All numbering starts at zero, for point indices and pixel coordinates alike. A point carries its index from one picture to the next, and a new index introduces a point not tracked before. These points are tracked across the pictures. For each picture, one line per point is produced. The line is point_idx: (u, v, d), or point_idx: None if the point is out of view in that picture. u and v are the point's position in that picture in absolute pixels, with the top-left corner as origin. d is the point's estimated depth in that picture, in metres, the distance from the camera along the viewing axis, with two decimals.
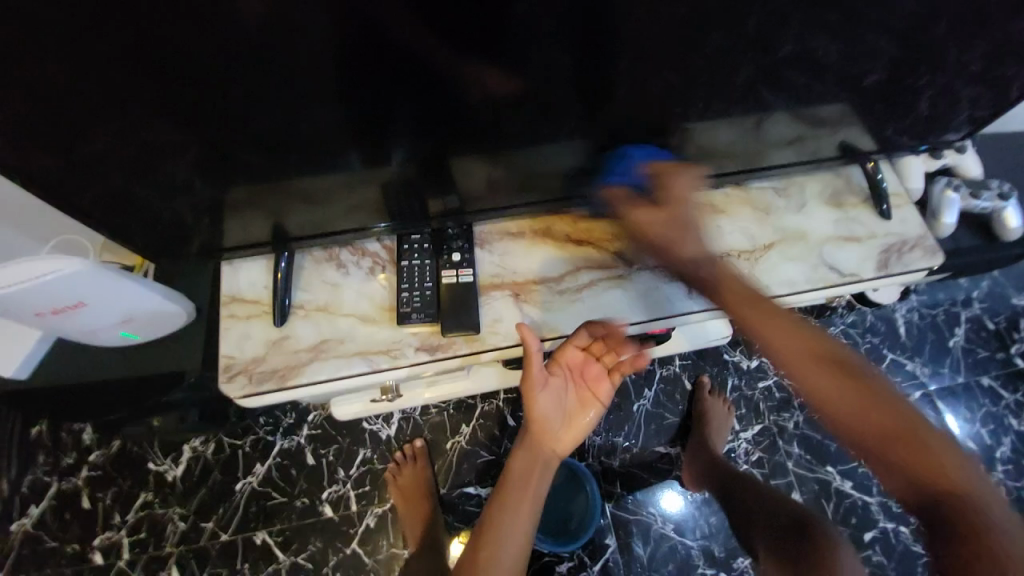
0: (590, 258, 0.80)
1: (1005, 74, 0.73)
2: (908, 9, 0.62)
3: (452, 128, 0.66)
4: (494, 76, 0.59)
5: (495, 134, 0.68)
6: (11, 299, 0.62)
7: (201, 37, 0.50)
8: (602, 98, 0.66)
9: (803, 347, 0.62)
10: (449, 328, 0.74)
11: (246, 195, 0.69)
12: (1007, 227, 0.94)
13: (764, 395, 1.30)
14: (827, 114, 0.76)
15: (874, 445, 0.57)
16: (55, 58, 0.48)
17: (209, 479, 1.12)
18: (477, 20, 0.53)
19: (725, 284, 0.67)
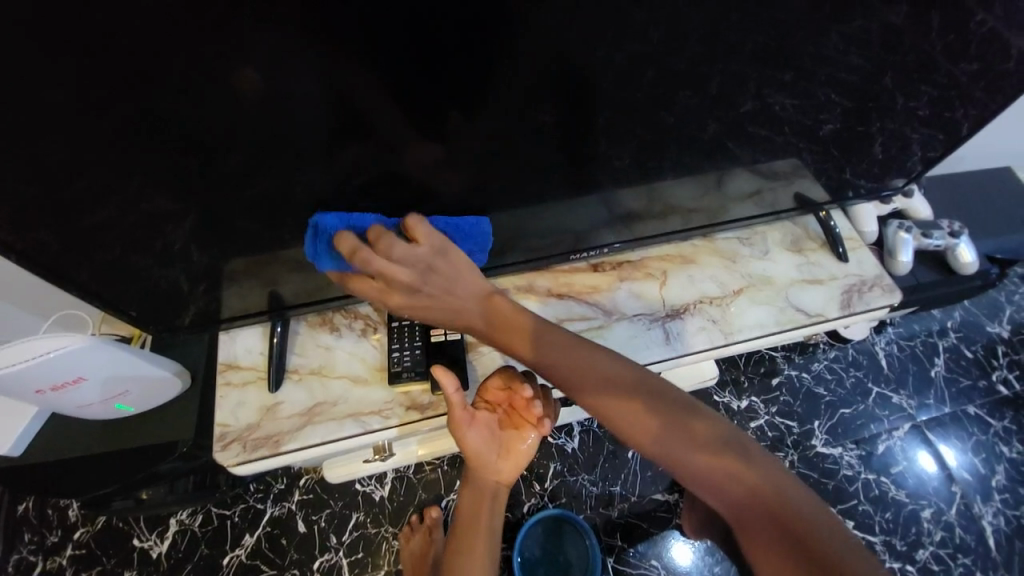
0: (571, 311, 0.84)
1: (941, 121, 0.81)
2: (845, 71, 0.71)
3: (438, 197, 0.72)
4: (476, 146, 0.66)
5: (479, 199, 0.74)
6: (12, 377, 0.64)
7: (212, 123, 0.55)
8: (574, 161, 0.72)
9: (678, 439, 0.64)
10: (439, 385, 0.76)
11: (245, 265, 0.74)
12: (963, 263, 1.00)
13: (757, 434, 1.31)
14: (780, 169, 0.84)
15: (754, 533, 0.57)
16: (74, 147, 0.53)
17: (196, 554, 1.08)
18: (459, 98, 0.60)
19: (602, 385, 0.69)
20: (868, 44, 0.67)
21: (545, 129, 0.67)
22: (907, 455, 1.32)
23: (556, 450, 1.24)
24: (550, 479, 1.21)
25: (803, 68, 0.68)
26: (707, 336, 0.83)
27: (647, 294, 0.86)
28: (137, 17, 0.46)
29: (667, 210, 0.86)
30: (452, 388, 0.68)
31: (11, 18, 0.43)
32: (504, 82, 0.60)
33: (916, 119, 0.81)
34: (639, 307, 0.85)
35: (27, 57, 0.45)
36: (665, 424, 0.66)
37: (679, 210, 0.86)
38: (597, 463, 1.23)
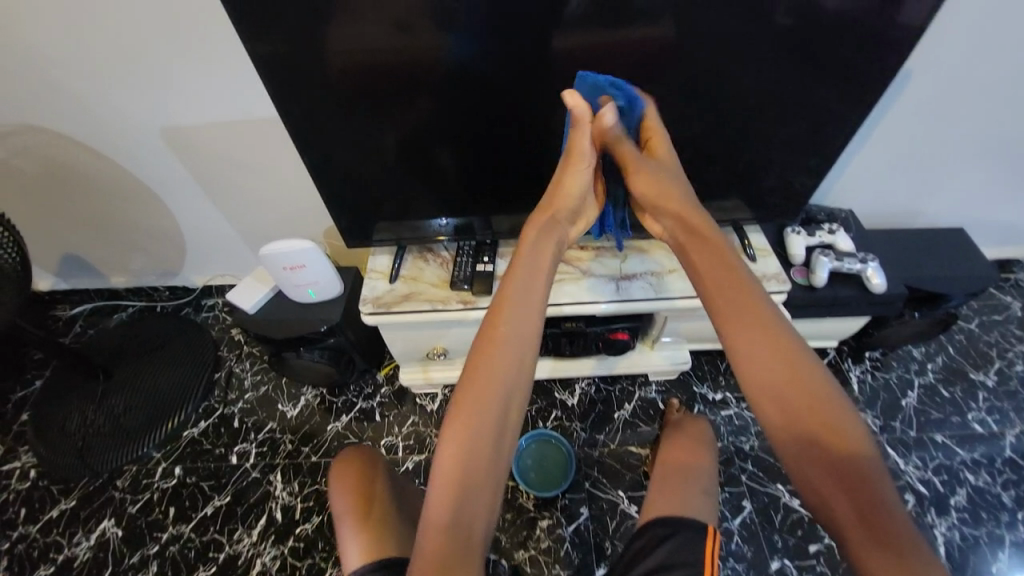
0: (561, 267, 1.28)
1: (808, 177, 1.28)
2: (733, 140, 1.19)
3: (487, 198, 1.25)
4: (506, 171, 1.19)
5: (509, 201, 1.25)
6: (273, 256, 1.29)
7: (378, 157, 1.15)
8: None
9: (816, 390, 0.79)
10: (476, 290, 1.23)
11: (383, 228, 1.31)
12: (874, 284, 1.33)
13: (725, 420, 1.61)
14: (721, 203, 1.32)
15: (821, 473, 0.75)
16: (321, 160, 1.15)
17: (312, 420, 1.65)
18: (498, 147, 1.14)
19: (759, 342, 0.83)
20: (743, 125, 1.16)
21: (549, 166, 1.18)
22: None
23: (558, 401, 1.67)
24: (552, 420, 1.63)
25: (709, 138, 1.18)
26: (648, 290, 1.24)
27: (611, 263, 1.29)
28: (362, 113, 1.06)
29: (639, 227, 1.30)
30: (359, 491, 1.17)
31: (314, 107, 1.04)
32: (526, 140, 1.13)
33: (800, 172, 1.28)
34: (603, 270, 1.27)
35: (318, 122, 1.07)
36: (810, 390, 0.79)
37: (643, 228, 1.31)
38: (588, 416, 1.63)
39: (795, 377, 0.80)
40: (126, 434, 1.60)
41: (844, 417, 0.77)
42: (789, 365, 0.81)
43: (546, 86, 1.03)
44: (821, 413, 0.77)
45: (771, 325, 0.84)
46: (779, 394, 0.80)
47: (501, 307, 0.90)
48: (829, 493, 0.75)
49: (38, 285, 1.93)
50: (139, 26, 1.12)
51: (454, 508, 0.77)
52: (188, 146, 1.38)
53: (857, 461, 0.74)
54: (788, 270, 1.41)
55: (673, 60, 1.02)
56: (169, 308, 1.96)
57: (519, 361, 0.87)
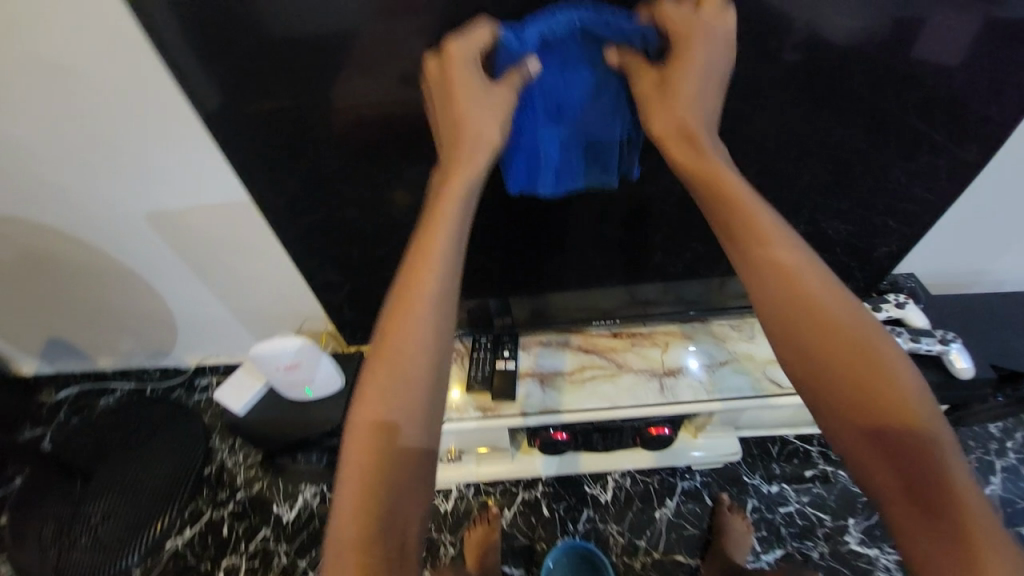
0: (593, 361, 1.12)
1: (871, 247, 1.12)
2: (787, 212, 1.04)
3: (510, 289, 1.07)
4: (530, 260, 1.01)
5: (532, 290, 1.07)
6: (265, 356, 1.14)
7: (382, 242, 1.02)
8: (602, 269, 1.04)
9: (873, 365, 0.60)
10: (496, 395, 1.06)
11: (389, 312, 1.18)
12: (958, 368, 1.16)
13: (785, 520, 1.39)
14: None
15: (878, 460, 0.57)
16: (317, 250, 1.02)
17: (311, 525, 1.46)
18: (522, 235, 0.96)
19: (805, 306, 0.62)
20: (799, 197, 1.01)
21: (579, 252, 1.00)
22: None
23: (590, 498, 1.46)
24: (585, 522, 1.43)
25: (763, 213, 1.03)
26: (694, 390, 1.06)
27: (651, 355, 1.12)
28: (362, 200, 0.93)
29: (682, 313, 1.14)
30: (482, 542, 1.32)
31: (307, 196, 0.92)
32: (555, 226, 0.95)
33: (860, 239, 1.12)
34: (642, 364, 1.11)
35: (312, 211, 0.95)
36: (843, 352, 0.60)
37: (686, 314, 1.15)
38: (626, 517, 1.43)
39: (821, 331, 0.61)
40: (103, 549, 1.43)
41: (897, 376, 0.59)
42: (840, 334, 0.61)
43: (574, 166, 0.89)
44: (868, 381, 0.59)
45: (774, 268, 0.64)
46: (827, 366, 0.60)
47: (414, 259, 0.67)
48: (886, 486, 0.57)
49: (23, 368, 1.81)
50: (122, 111, 1.01)
51: (370, 518, 0.59)
52: (177, 231, 1.26)
53: (923, 434, 0.57)
54: None
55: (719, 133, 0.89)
56: (159, 391, 1.80)
57: (443, 330, 0.66)
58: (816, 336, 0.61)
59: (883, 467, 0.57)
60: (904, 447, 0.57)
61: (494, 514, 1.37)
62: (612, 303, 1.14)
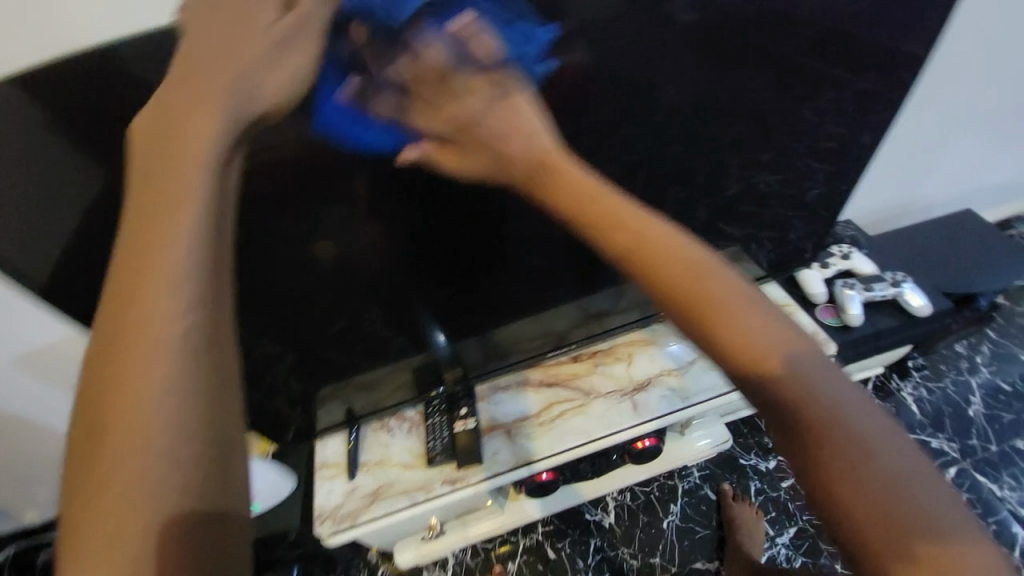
0: (559, 395, 1.03)
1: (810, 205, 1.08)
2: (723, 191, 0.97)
3: (461, 333, 0.96)
4: (478, 297, 0.90)
5: (484, 326, 0.97)
6: None
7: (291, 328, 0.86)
8: (559, 289, 0.95)
9: (761, 326, 0.46)
10: (461, 463, 0.94)
11: (329, 393, 0.95)
12: (913, 305, 1.16)
13: (790, 494, 1.35)
14: (721, 257, 1.08)
15: (790, 444, 0.45)
16: None
17: None
18: (462, 271, 0.84)
19: (665, 256, 0.48)
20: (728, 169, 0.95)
21: (530, 280, 0.91)
22: None
23: (595, 527, 1.37)
24: (594, 554, 1.34)
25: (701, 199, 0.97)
26: (669, 400, 0.99)
27: (617, 373, 1.04)
28: None
29: (642, 319, 1.09)
30: None
31: None
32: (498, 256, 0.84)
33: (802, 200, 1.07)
34: (611, 385, 1.02)
35: None
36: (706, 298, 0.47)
37: (644, 318, 1.09)
38: (635, 537, 1.34)
39: (647, 264, 0.48)
40: None
41: (764, 322, 0.47)
42: (714, 288, 0.47)
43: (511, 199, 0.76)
44: (724, 333, 0.46)
45: (610, 219, 0.50)
46: (715, 330, 0.47)
47: (117, 306, 0.38)
48: (807, 478, 0.44)
49: None
50: None
51: None
52: (59, 368, 1.08)
53: (817, 404, 0.44)
54: (815, 312, 1.19)
55: (642, 128, 0.82)
56: None
57: (170, 427, 0.36)
58: (647, 274, 0.49)
59: (806, 454, 0.44)
60: (819, 426, 0.44)
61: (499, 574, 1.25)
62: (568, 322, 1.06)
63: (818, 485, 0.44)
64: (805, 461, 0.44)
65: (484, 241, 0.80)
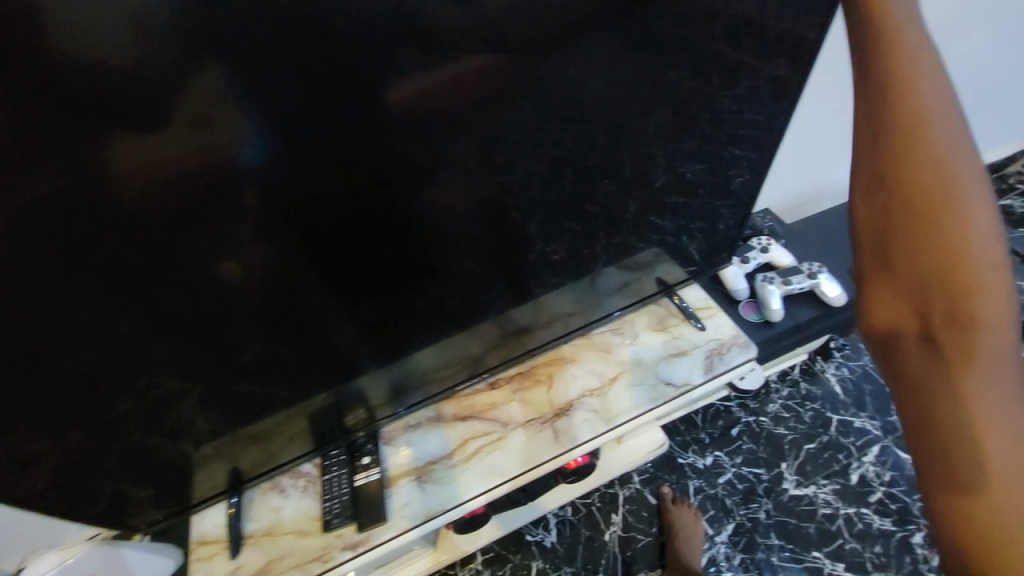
0: (475, 429, 0.93)
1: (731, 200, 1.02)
2: (637, 193, 0.89)
3: (363, 367, 0.86)
4: (381, 323, 0.83)
5: (392, 355, 0.88)
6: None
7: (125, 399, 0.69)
8: (469, 305, 0.89)
9: (975, 227, 0.42)
10: (363, 524, 0.83)
11: (211, 452, 0.81)
12: (830, 296, 1.15)
13: (727, 489, 1.34)
14: (642, 261, 1.01)
15: (919, 349, 0.44)
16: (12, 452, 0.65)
17: None
18: (357, 294, 0.77)
19: (922, 131, 0.44)
20: (641, 173, 0.86)
21: (434, 298, 0.84)
22: (883, 480, 1.34)
23: (535, 548, 1.30)
24: None
25: (618, 206, 0.89)
26: (590, 426, 0.93)
27: (536, 399, 0.96)
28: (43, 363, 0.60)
29: (562, 334, 1.02)
30: None
31: None
32: (394, 274, 0.78)
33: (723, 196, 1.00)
34: (529, 413, 0.95)
35: None
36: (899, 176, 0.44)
37: (564, 334, 1.02)
38: (577, 555, 1.29)
39: (908, 121, 0.44)
40: None
41: (984, 228, 0.42)
42: (979, 190, 0.42)
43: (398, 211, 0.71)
44: (930, 215, 0.43)
45: (910, 88, 0.44)
46: (884, 210, 0.45)
47: None
48: (913, 388, 0.44)
49: None
50: None
51: None
52: None
53: (982, 333, 0.41)
54: (738, 308, 1.16)
55: (547, 130, 0.73)
56: None
57: None
58: (902, 125, 0.45)
59: (928, 365, 0.43)
60: (970, 351, 0.41)
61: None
62: (484, 345, 0.96)
63: (918, 390, 0.44)
64: (929, 374, 0.43)
65: (377, 259, 0.74)
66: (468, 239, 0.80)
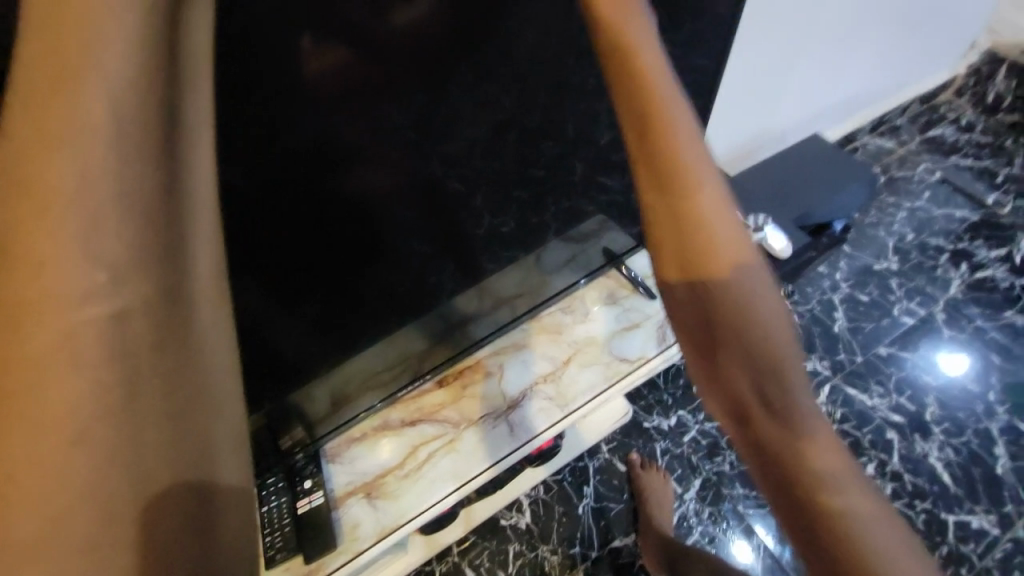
0: (426, 434, 0.88)
1: None
2: (575, 157, 0.81)
3: (301, 380, 0.76)
4: (318, 328, 0.72)
5: (335, 361, 0.78)
6: None
7: None
8: (416, 299, 0.80)
9: None
10: (312, 555, 0.76)
11: None
12: (777, 248, 1.14)
13: (692, 447, 1.36)
14: (587, 231, 0.94)
15: None
16: None
17: None
18: (279, 300, 0.65)
19: None
20: (578, 134, 0.77)
21: (372, 296, 0.75)
22: (835, 418, 1.40)
23: (511, 530, 1.29)
24: (514, 561, 1.26)
25: (556, 179, 0.81)
26: (547, 415, 0.90)
27: (488, 393, 0.92)
28: None
29: (513, 318, 0.96)
30: None
31: None
32: (320, 275, 0.66)
33: None
34: (481, 408, 0.90)
35: None
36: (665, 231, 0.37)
37: (514, 317, 0.96)
38: (552, 533, 1.28)
39: None
40: None
41: None
42: None
43: (315, 196, 0.59)
44: None
45: None
46: None
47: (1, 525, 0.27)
48: None
49: None
50: None
51: None
52: None
53: None
54: None
55: (468, 97, 0.62)
56: None
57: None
58: None
59: None
60: None
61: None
62: (430, 339, 0.88)
63: None
64: None
65: (299, 260, 0.63)
66: (405, 224, 0.70)
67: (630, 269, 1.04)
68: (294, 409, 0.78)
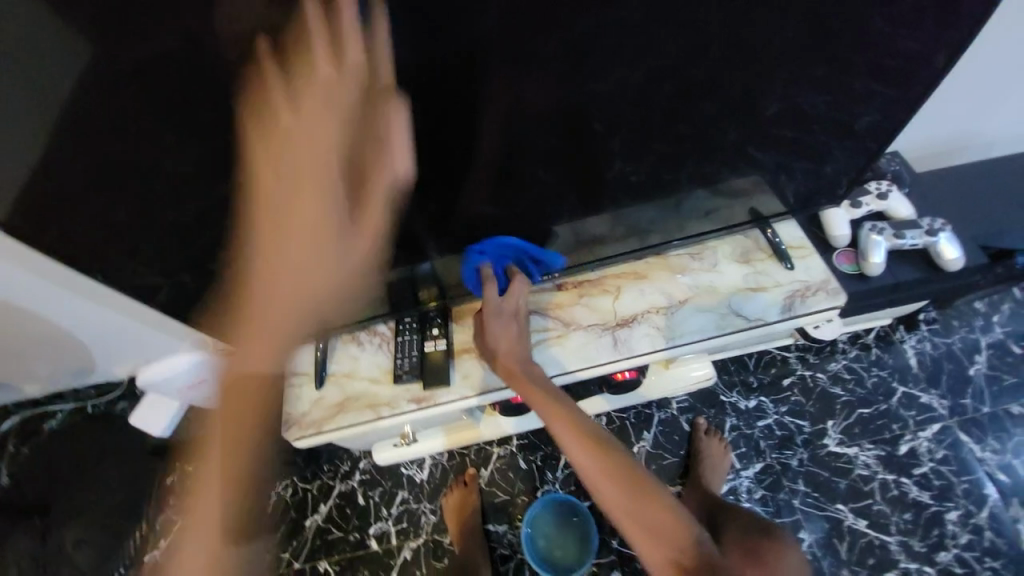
0: (537, 325, 0.99)
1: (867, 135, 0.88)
2: (764, 104, 0.78)
3: (456, 241, 0.87)
4: (484, 204, 0.82)
5: (485, 238, 0.88)
6: None
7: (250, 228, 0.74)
8: (568, 203, 0.86)
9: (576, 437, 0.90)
10: (429, 383, 0.94)
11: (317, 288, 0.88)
12: (947, 259, 1.03)
13: (764, 433, 1.36)
14: (741, 187, 0.93)
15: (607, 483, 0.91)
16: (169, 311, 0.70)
17: (287, 517, 1.37)
18: (464, 169, 0.75)
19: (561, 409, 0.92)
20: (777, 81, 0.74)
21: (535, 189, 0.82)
22: (934, 457, 1.30)
23: None
24: (563, 467, 1.39)
25: (730, 123, 0.80)
26: (649, 341, 0.96)
27: (601, 307, 0.99)
28: None
29: (643, 249, 1.00)
30: (461, 498, 1.32)
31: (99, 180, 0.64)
32: (502, 155, 0.75)
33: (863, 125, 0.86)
34: (592, 318, 0.98)
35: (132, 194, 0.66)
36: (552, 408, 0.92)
37: (644, 249, 1.01)
38: None
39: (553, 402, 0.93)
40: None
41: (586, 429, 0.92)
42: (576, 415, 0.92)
43: (525, 80, 0.66)
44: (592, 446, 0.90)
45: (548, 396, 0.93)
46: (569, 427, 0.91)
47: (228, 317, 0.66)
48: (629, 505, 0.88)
49: None
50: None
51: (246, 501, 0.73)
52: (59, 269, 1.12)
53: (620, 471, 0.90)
54: (833, 256, 1.06)
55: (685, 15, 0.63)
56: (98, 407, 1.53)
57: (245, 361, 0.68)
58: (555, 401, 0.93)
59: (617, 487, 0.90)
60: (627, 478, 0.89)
61: (471, 476, 1.34)
62: (564, 246, 0.95)
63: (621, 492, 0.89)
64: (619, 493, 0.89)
65: (494, 134, 0.72)
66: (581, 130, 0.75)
67: (775, 236, 1.02)
68: (443, 267, 0.91)
